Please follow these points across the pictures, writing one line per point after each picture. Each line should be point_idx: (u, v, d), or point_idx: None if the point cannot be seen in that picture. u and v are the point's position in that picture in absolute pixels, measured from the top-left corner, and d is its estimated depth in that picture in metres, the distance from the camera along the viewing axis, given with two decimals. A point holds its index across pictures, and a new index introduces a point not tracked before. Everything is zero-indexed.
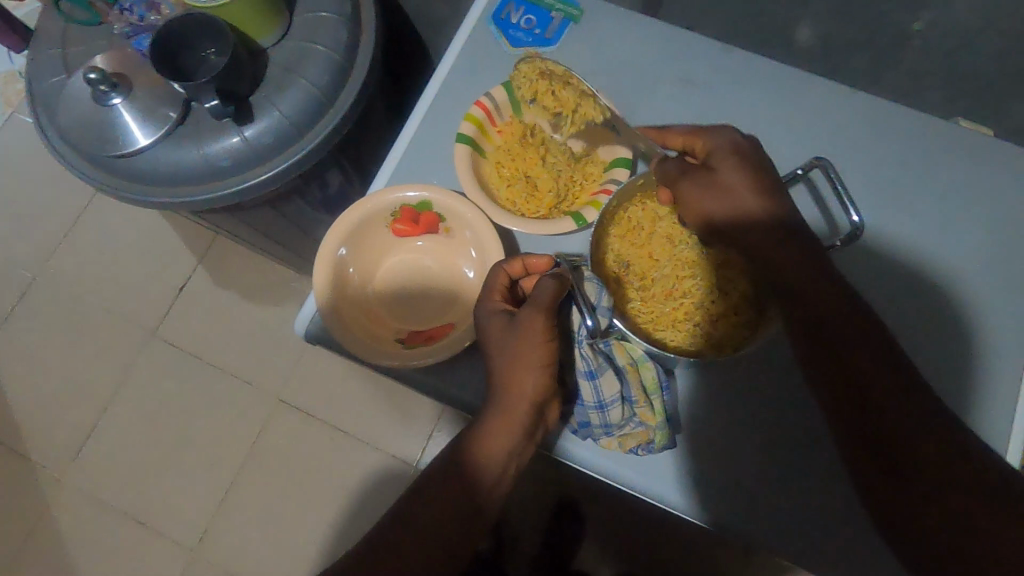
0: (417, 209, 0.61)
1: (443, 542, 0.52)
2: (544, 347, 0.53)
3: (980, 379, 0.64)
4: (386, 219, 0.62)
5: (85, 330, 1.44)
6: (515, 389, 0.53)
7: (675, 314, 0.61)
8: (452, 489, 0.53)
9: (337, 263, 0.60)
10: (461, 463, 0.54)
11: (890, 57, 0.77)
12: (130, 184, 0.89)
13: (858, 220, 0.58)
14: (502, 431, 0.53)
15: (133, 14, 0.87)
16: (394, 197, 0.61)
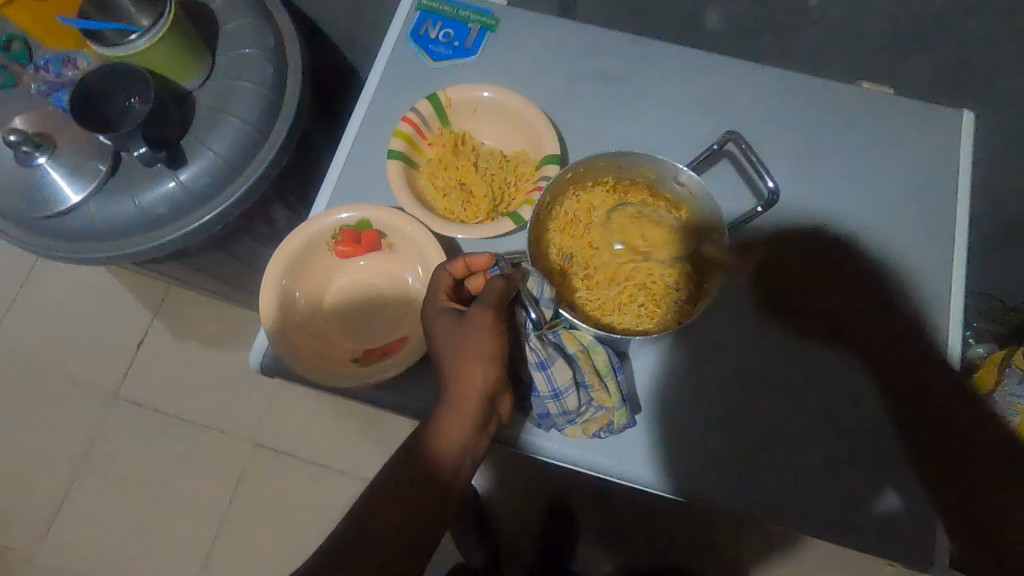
0: (357, 229, 0.62)
1: (401, 544, 0.51)
2: (494, 339, 0.55)
3: (909, 324, 0.68)
4: (327, 243, 0.63)
5: (41, 400, 1.38)
6: (467, 382, 0.54)
7: (620, 298, 0.63)
8: (407, 487, 0.52)
9: (283, 293, 0.60)
10: (416, 461, 0.53)
11: (795, 35, 0.81)
12: (67, 245, 0.87)
13: (774, 187, 0.62)
14: (456, 424, 0.54)
15: (49, 71, 0.86)
16: (331, 219, 0.62)
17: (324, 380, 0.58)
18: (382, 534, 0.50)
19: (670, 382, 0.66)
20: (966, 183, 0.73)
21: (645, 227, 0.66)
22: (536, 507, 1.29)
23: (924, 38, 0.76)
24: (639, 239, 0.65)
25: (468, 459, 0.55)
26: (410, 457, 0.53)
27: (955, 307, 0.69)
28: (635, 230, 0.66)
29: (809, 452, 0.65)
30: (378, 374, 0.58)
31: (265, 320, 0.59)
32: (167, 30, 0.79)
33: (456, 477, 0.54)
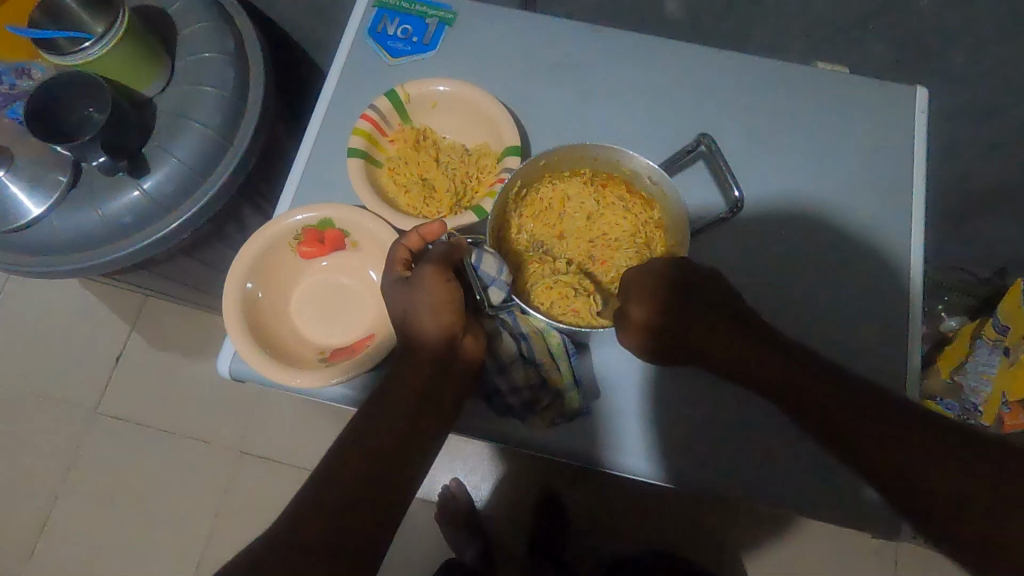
0: (319, 230, 0.62)
1: (367, 486, 0.51)
2: (446, 283, 0.55)
3: (873, 299, 0.70)
4: (289, 244, 0.62)
5: (19, 419, 1.36)
6: (422, 327, 0.56)
7: (553, 290, 0.61)
8: (370, 431, 0.53)
9: (247, 298, 0.60)
10: (380, 405, 0.55)
11: (751, 18, 0.81)
12: (32, 260, 0.86)
13: (740, 194, 0.63)
14: (413, 367, 0.56)
15: (2, 82, 0.84)
16: (293, 221, 0.61)
17: (296, 381, 0.57)
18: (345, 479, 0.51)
19: (642, 367, 0.66)
20: (924, 158, 0.74)
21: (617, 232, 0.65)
22: (527, 499, 1.30)
23: (875, 16, 0.77)
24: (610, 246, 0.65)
25: (431, 402, 0.56)
26: (374, 404, 0.55)
27: (916, 280, 0.70)
28: (592, 244, 0.66)
29: (779, 427, 0.66)
30: (348, 371, 0.57)
31: (229, 325, 0.58)
32: (121, 35, 0.78)
33: (421, 419, 0.55)
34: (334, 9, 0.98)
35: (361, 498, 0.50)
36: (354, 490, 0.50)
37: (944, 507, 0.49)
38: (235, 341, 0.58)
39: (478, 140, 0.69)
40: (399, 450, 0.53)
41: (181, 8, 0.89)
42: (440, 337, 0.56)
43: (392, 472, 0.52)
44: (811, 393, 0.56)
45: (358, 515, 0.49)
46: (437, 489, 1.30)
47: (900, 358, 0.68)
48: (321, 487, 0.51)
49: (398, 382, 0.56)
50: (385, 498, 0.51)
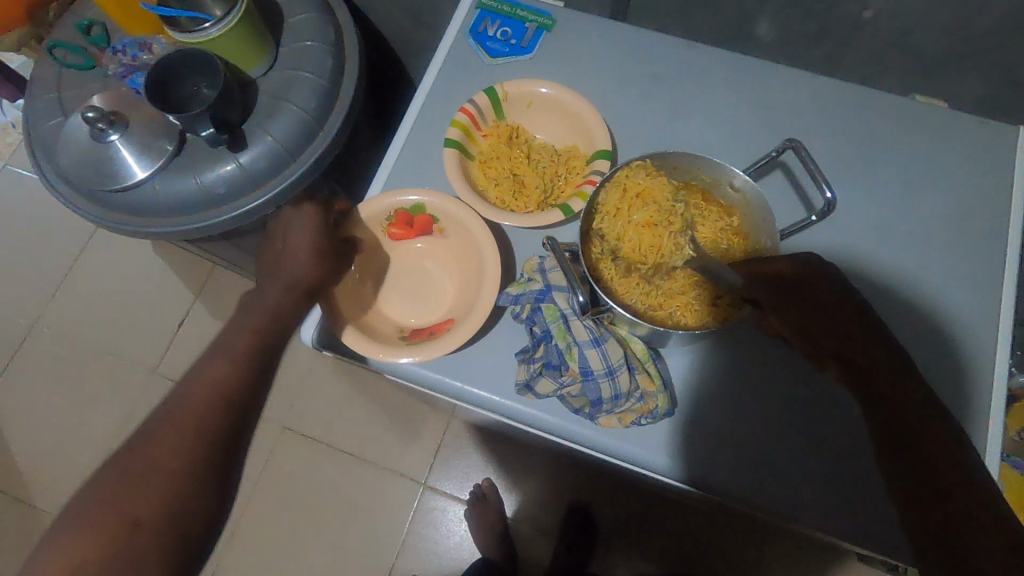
0: (410, 214, 0.66)
1: (186, 507, 0.52)
2: (275, 309, 0.64)
3: (953, 340, 0.68)
4: (381, 225, 0.66)
5: (85, 371, 1.44)
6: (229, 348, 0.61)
7: (648, 214, 0.62)
8: (176, 451, 0.54)
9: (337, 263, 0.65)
10: (182, 427, 0.55)
11: (845, 45, 0.81)
12: (129, 220, 0.92)
13: (831, 196, 0.62)
14: (226, 380, 0.59)
15: (126, 54, 0.92)
16: (388, 201, 0.65)
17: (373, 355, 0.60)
18: (155, 505, 0.51)
19: (708, 382, 0.66)
20: (1019, 202, 0.72)
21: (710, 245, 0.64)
22: (558, 508, 1.29)
23: (980, 53, 0.75)
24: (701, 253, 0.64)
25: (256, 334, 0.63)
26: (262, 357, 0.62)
27: (1001, 326, 0.68)
28: None
29: (847, 459, 0.64)
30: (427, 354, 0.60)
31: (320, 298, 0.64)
32: (240, 20, 0.83)
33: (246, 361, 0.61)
34: (429, 11, 1.01)
35: (180, 519, 0.52)
36: (167, 517, 0.51)
37: (956, 533, 0.46)
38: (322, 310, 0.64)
39: (565, 143, 0.72)
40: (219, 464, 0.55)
41: None
42: (258, 353, 0.62)
43: (210, 486, 0.54)
44: (895, 386, 0.54)
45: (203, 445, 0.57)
46: (470, 485, 1.32)
47: (979, 403, 0.66)
48: (122, 518, 0.50)
49: (204, 398, 0.57)
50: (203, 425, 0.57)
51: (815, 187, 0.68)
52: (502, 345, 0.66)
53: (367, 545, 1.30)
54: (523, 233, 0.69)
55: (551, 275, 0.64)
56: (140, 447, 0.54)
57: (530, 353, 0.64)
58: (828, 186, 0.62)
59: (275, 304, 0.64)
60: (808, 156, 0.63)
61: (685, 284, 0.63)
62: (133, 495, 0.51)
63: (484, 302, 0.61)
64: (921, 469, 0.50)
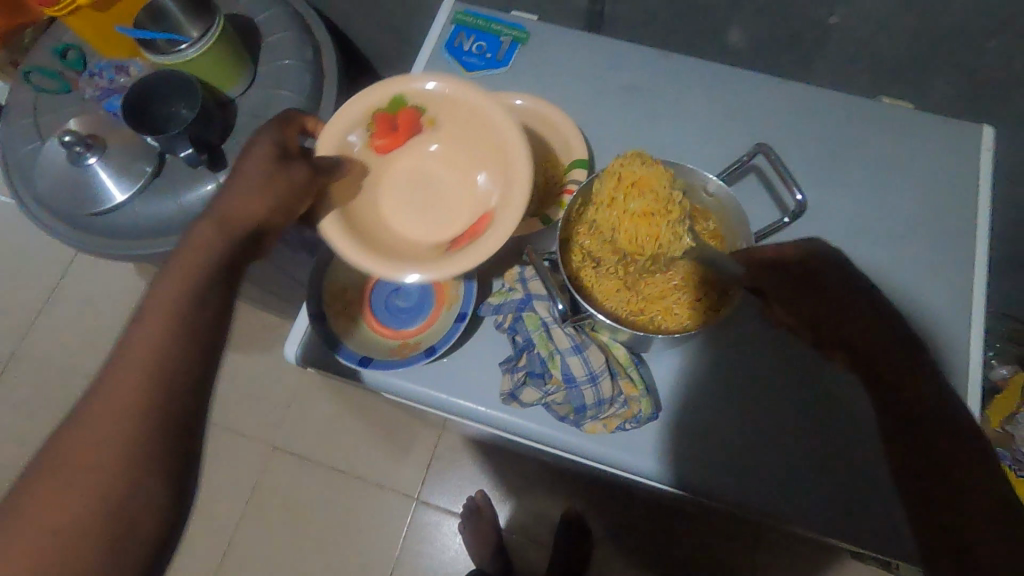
0: (391, 115, 0.61)
1: (121, 506, 0.44)
2: (205, 264, 0.54)
3: (930, 334, 0.69)
4: (361, 141, 0.61)
5: (69, 397, 1.42)
6: (151, 317, 0.50)
7: (646, 204, 0.59)
8: (99, 443, 0.44)
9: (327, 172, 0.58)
10: (113, 416, 0.46)
11: (813, 51, 0.83)
12: (109, 243, 0.92)
13: (802, 198, 0.63)
14: (152, 354, 0.48)
15: (103, 78, 0.92)
16: (363, 103, 0.60)
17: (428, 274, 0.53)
18: (77, 511, 0.43)
19: (692, 385, 0.67)
20: (987, 199, 0.74)
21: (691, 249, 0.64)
22: (552, 518, 1.29)
23: (943, 53, 0.77)
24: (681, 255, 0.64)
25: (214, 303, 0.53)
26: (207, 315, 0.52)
27: (976, 319, 0.70)
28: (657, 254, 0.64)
29: (835, 456, 0.64)
30: (485, 252, 0.53)
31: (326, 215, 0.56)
32: (215, 40, 0.84)
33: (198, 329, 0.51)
34: (406, 26, 1.02)
35: (118, 520, 0.43)
36: (98, 518, 0.43)
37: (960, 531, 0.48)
38: (329, 228, 0.56)
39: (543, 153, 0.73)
40: (156, 450, 0.46)
41: (267, 17, 0.95)
42: (188, 323, 0.50)
43: (150, 476, 0.45)
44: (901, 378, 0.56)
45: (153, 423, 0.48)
46: (464, 499, 1.31)
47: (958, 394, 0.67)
48: (41, 531, 0.41)
49: (126, 378, 0.47)
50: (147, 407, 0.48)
51: (787, 188, 0.70)
52: (486, 356, 0.67)
53: (360, 564, 1.28)
54: (503, 243, 0.70)
55: (531, 284, 0.65)
56: (60, 445, 0.45)
57: (514, 362, 0.64)
58: (799, 188, 0.63)
59: (208, 260, 0.54)
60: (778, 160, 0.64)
61: (665, 288, 0.63)
62: (54, 501, 0.42)
63: (521, 172, 0.56)
64: (938, 461, 0.51)
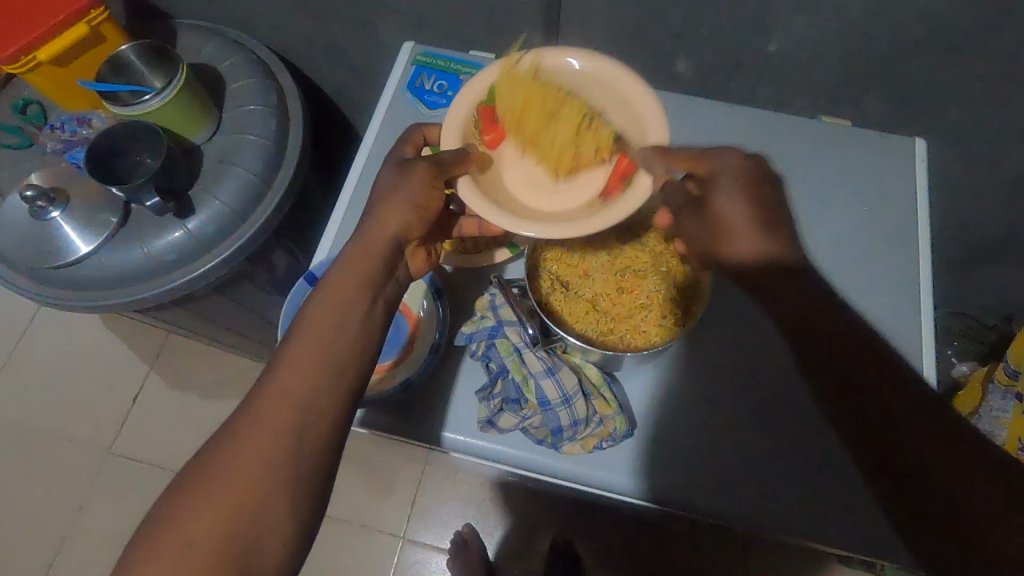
0: (494, 104, 0.60)
1: (246, 531, 0.43)
2: (353, 293, 0.53)
3: (886, 334, 0.73)
4: (474, 135, 0.60)
5: (33, 459, 1.36)
6: (300, 345, 0.50)
7: (524, 100, 0.59)
8: (239, 465, 0.45)
9: (462, 155, 0.56)
10: (250, 443, 0.45)
11: (756, 77, 0.88)
12: (75, 296, 0.90)
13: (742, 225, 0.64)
14: (298, 383, 0.48)
15: (65, 130, 0.92)
16: (466, 99, 0.59)
17: (601, 223, 0.52)
18: (214, 540, 0.42)
19: (665, 399, 0.68)
20: (926, 205, 0.79)
21: (653, 269, 0.67)
22: (541, 546, 1.27)
23: (874, 74, 0.83)
24: (646, 276, 0.66)
25: (358, 333, 0.51)
26: (352, 341, 0.51)
27: (926, 317, 0.73)
28: (620, 278, 0.67)
29: (808, 459, 0.66)
30: (644, 187, 0.53)
31: (464, 192, 0.55)
32: (179, 90, 0.85)
33: (342, 357, 0.50)
34: (369, 68, 1.06)
35: (240, 545, 0.43)
36: (223, 543, 0.42)
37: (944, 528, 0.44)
38: (474, 200, 0.54)
39: None
40: (293, 478, 0.45)
41: (230, 65, 0.97)
42: (336, 352, 0.50)
43: (277, 504, 0.44)
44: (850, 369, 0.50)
45: (298, 457, 0.46)
46: (451, 534, 1.29)
47: None
48: (175, 549, 0.42)
49: (273, 403, 0.47)
50: (285, 445, 0.46)
51: None
52: (462, 385, 0.68)
53: None
54: (473, 274, 0.73)
55: (502, 311, 0.66)
56: (210, 458, 0.46)
57: (489, 390, 0.65)
58: None
59: (362, 278, 0.54)
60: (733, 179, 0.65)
61: (631, 309, 0.65)
62: (187, 517, 0.43)
63: (651, 115, 0.56)
64: (877, 429, 0.48)
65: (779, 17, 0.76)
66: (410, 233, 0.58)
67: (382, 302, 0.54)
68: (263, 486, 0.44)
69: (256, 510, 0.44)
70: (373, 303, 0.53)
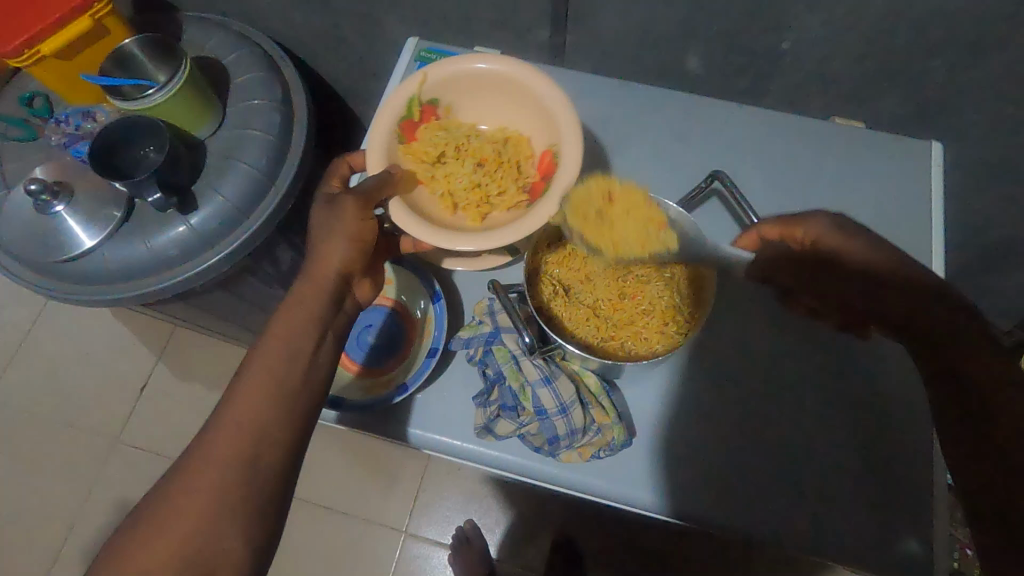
0: (414, 118, 0.65)
1: (201, 555, 0.43)
2: (303, 326, 0.53)
3: None
4: (398, 149, 0.64)
5: (42, 447, 1.38)
6: (250, 378, 0.50)
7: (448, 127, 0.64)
8: (194, 490, 0.44)
9: (388, 175, 0.59)
10: (200, 474, 0.45)
11: (768, 74, 0.85)
12: (79, 289, 0.91)
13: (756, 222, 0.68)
14: (251, 412, 0.48)
15: (69, 124, 0.91)
16: (388, 113, 0.63)
17: (518, 233, 0.57)
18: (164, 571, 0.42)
19: (667, 405, 0.68)
20: (939, 209, 0.76)
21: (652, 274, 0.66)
22: (543, 546, 1.27)
23: (888, 73, 0.80)
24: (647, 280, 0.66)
25: (307, 369, 0.51)
26: (300, 374, 0.51)
27: None
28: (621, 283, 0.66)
29: (814, 471, 0.65)
30: (562, 194, 0.58)
31: (395, 212, 0.59)
32: (183, 83, 0.84)
33: (292, 390, 0.50)
34: (375, 62, 1.04)
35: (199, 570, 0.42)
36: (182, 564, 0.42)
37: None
38: (406, 220, 0.58)
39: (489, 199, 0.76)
40: (243, 505, 0.45)
41: (235, 59, 0.96)
42: (284, 382, 0.50)
43: (231, 528, 0.44)
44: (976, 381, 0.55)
45: (247, 483, 0.45)
46: (452, 530, 1.29)
47: None
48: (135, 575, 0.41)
49: (228, 430, 0.47)
50: (233, 475, 0.45)
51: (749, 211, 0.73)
52: (461, 391, 0.67)
53: None
54: (471, 278, 0.72)
55: (499, 317, 0.65)
56: (166, 488, 0.45)
57: (486, 396, 0.64)
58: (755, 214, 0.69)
59: (314, 312, 0.54)
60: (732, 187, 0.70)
61: (631, 315, 0.64)
62: (144, 546, 0.43)
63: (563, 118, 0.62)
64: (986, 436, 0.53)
65: (795, 15, 0.74)
66: (359, 264, 0.58)
67: (328, 340, 0.54)
68: (213, 512, 0.44)
69: (205, 538, 0.43)
70: (321, 341, 0.53)
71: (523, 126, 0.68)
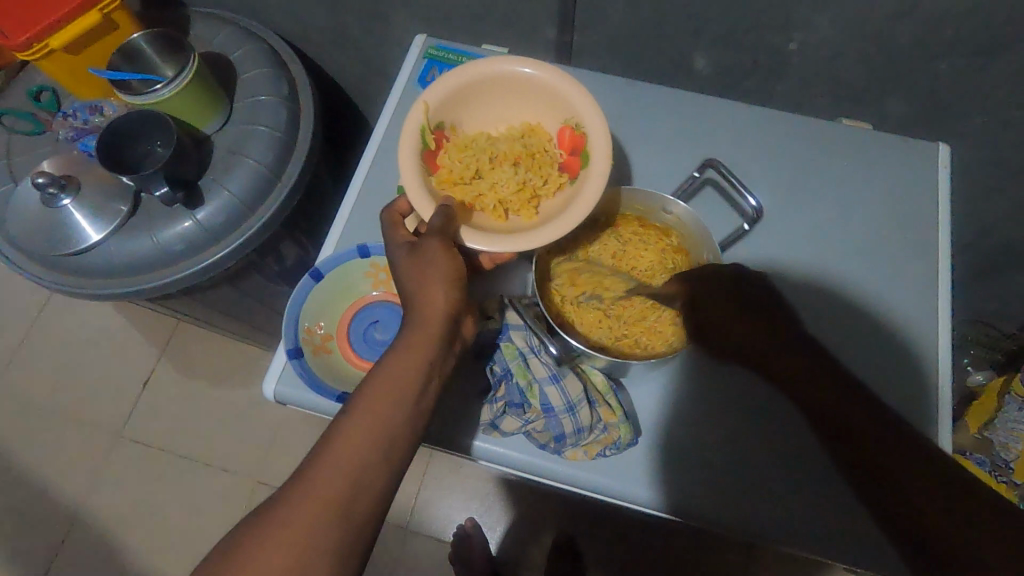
0: (431, 147, 0.61)
1: None
2: (407, 372, 0.51)
3: (903, 345, 0.71)
4: (432, 183, 0.60)
5: (42, 441, 1.38)
6: (351, 426, 0.49)
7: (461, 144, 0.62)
8: (286, 529, 0.45)
9: (448, 210, 0.56)
10: (292, 516, 0.46)
11: (775, 75, 0.85)
12: (85, 283, 0.91)
13: (756, 204, 0.69)
14: (350, 462, 0.48)
15: (77, 118, 0.92)
16: (408, 153, 0.59)
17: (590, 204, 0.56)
18: None
19: (672, 404, 0.68)
20: (945, 211, 0.76)
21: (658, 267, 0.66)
22: (543, 545, 1.27)
23: (895, 75, 0.80)
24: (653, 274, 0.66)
25: (410, 419, 0.50)
26: (400, 422, 0.50)
27: (942, 328, 0.72)
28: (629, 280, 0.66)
29: (817, 472, 0.65)
30: (604, 160, 0.58)
31: (471, 243, 0.56)
32: (191, 78, 0.84)
33: (393, 440, 0.49)
34: (381, 59, 1.04)
35: None
36: None
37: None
38: (480, 242, 0.56)
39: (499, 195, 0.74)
40: (336, 550, 0.45)
41: (242, 54, 0.96)
42: (385, 431, 0.49)
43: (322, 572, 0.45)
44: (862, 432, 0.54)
45: (339, 527, 0.46)
46: (451, 528, 1.29)
47: (930, 402, 0.69)
48: None
49: (324, 473, 0.47)
50: (327, 519, 0.46)
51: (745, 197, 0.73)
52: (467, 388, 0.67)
53: None
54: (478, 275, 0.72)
55: (507, 315, 0.65)
56: (254, 523, 0.46)
57: (493, 393, 0.65)
58: (752, 196, 0.69)
59: (418, 360, 0.52)
60: (725, 170, 0.70)
61: (643, 312, 0.65)
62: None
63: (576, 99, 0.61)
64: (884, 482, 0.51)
65: (803, 15, 0.74)
66: (462, 303, 0.56)
67: (432, 386, 0.53)
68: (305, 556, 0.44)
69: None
70: (426, 387, 0.52)
71: (527, 116, 0.66)
